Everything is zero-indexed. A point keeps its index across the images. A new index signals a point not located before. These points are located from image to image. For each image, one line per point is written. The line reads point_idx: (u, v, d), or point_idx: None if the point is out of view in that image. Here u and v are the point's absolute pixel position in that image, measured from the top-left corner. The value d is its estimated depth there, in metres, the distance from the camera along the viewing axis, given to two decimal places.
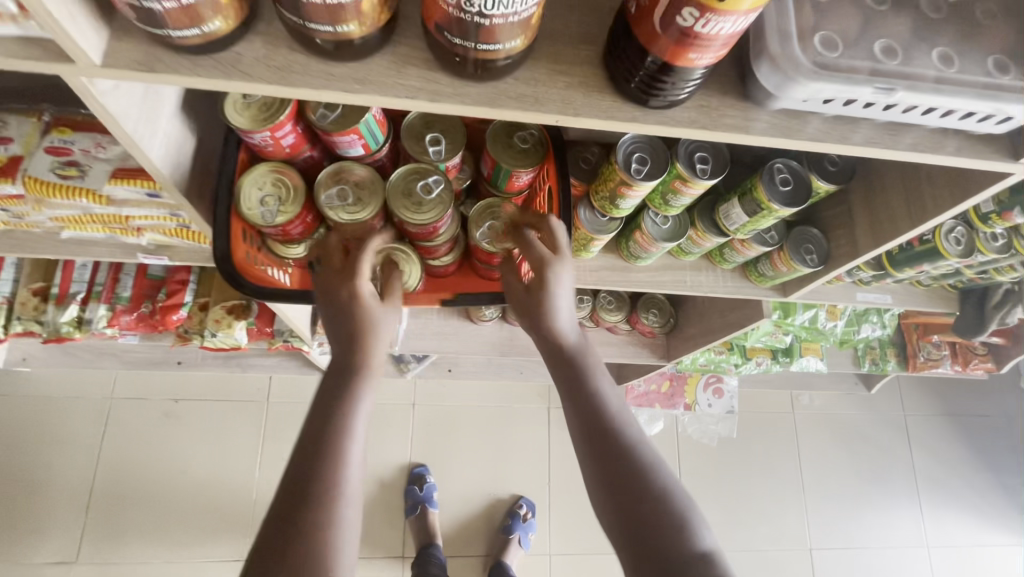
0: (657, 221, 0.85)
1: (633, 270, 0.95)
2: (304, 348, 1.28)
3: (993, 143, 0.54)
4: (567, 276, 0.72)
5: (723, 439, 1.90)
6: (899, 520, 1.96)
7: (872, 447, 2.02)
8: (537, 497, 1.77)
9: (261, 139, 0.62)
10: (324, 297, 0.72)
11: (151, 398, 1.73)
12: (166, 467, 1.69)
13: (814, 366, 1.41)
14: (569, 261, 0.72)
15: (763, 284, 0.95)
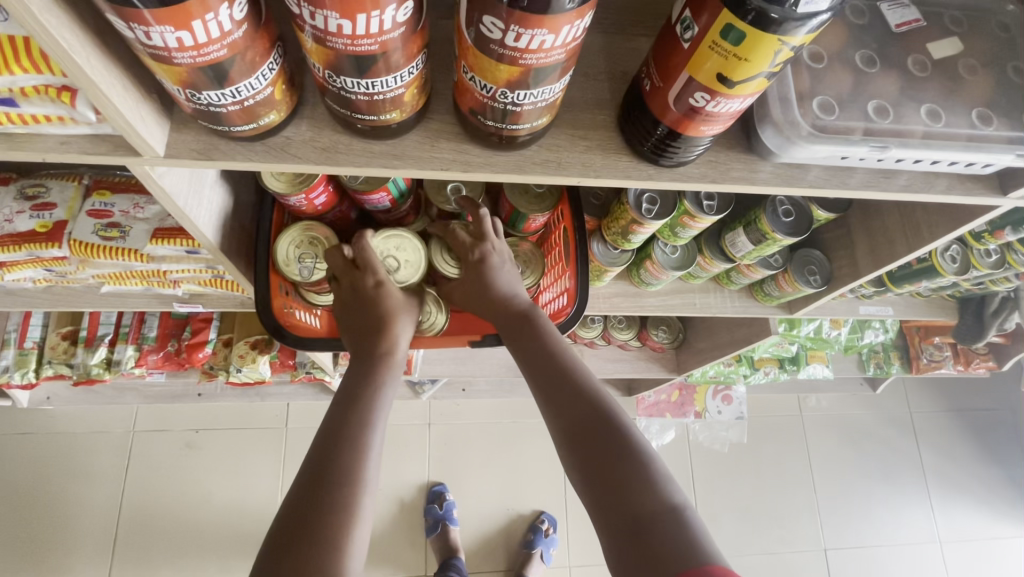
0: (666, 250, 0.89)
1: (644, 295, 0.98)
2: (325, 378, 1.31)
3: (981, 180, 0.59)
4: (497, 256, 0.74)
5: (734, 445, 1.93)
6: (910, 517, 2.00)
7: (880, 445, 2.05)
8: (556, 510, 1.81)
9: (297, 201, 0.67)
10: (343, 305, 0.74)
11: (173, 430, 1.77)
12: (190, 496, 1.72)
13: (820, 373, 1.44)
14: (495, 244, 0.74)
15: (768, 303, 0.99)
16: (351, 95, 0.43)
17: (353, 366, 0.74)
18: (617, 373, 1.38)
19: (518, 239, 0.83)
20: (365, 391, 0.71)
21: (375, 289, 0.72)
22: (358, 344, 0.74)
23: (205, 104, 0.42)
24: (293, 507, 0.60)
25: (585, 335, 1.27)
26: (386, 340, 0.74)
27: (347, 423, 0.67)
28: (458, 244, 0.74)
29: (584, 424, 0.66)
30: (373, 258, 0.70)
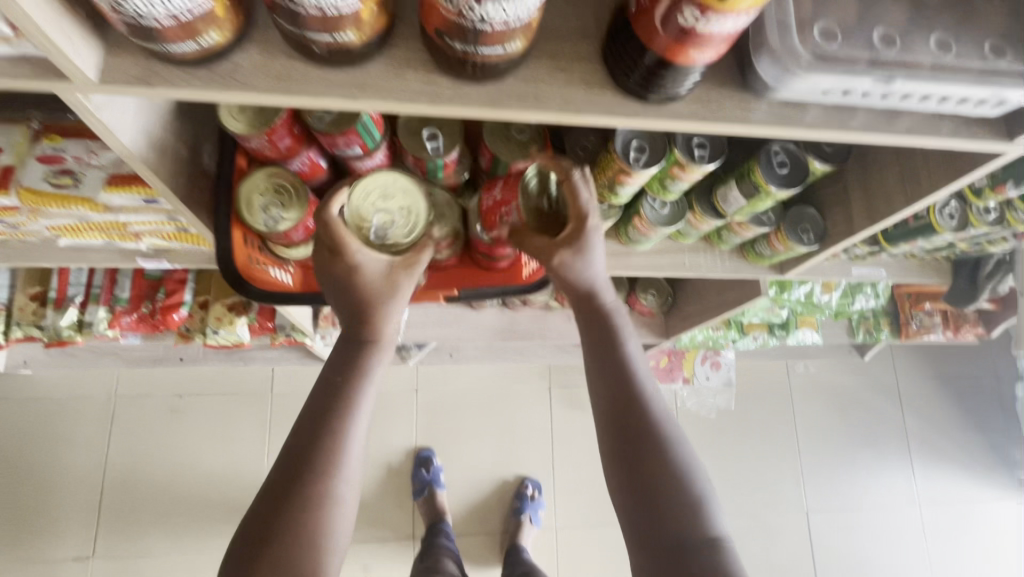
0: (655, 206, 0.85)
1: (632, 254, 0.95)
2: (306, 342, 1.26)
3: (988, 124, 0.55)
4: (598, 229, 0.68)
5: (722, 411, 1.94)
6: (892, 482, 2.03)
7: (865, 411, 2.07)
8: (543, 476, 1.82)
9: (259, 143, 0.63)
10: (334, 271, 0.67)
11: (156, 395, 1.74)
12: (175, 461, 1.71)
13: (809, 339, 1.43)
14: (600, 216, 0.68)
15: (760, 263, 0.97)
16: (301, 8, 0.38)
17: (344, 341, 0.69)
18: None
19: None
20: (359, 375, 0.66)
21: (353, 274, 0.66)
22: (349, 319, 0.68)
23: (133, 15, 0.37)
24: (277, 498, 0.60)
25: None
26: (383, 315, 0.68)
27: (338, 413, 0.64)
28: (574, 204, 0.65)
29: (613, 439, 0.66)
30: (345, 237, 0.64)
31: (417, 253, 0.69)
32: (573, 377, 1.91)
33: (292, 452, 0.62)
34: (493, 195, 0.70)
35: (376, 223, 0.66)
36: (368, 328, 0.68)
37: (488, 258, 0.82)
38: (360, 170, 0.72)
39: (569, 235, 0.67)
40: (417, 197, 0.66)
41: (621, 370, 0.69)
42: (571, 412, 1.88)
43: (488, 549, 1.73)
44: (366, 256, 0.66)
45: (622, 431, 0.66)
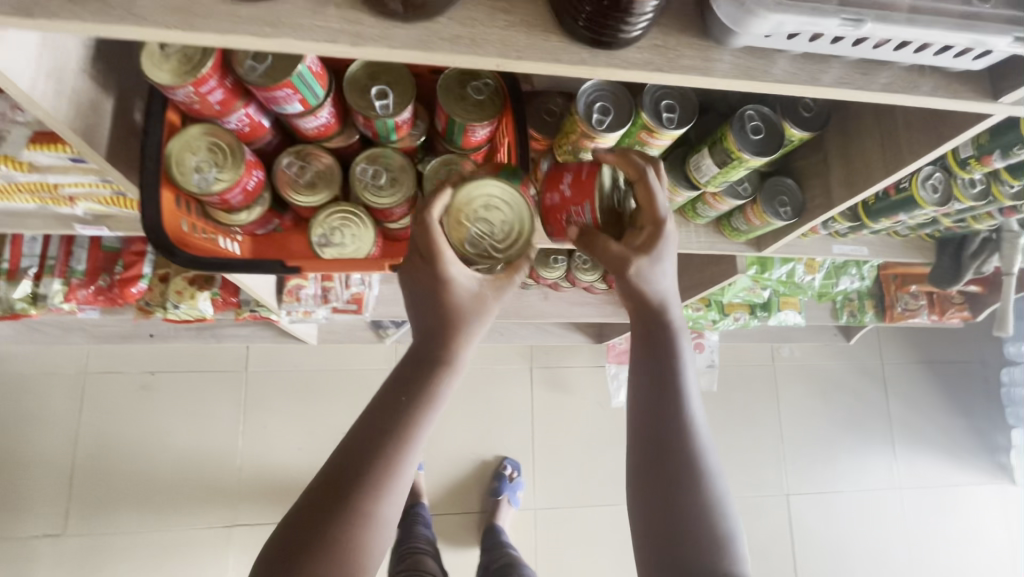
0: None
1: None
2: (272, 318, 1.21)
3: (971, 81, 0.51)
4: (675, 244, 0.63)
5: (705, 393, 1.91)
6: (873, 465, 2.03)
7: (849, 395, 2.06)
8: (522, 457, 1.80)
9: (186, 96, 0.57)
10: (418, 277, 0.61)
11: (127, 371, 1.70)
12: (147, 438, 1.68)
13: (792, 321, 1.39)
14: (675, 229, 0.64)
15: (736, 239, 0.93)
16: None
17: (411, 356, 0.61)
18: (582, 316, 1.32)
19: (460, 156, 0.74)
20: (426, 397, 0.58)
21: (443, 285, 0.60)
22: (426, 332, 0.61)
23: None
24: (309, 526, 0.53)
25: (546, 274, 1.20)
26: (455, 333, 0.61)
27: (395, 439, 0.56)
28: (648, 204, 0.62)
29: (674, 487, 0.59)
30: (440, 244, 0.58)
31: (510, 271, 0.62)
32: (554, 357, 1.88)
33: (333, 475, 0.55)
34: (561, 192, 0.63)
35: (473, 229, 0.61)
36: (440, 345, 0.60)
37: None
38: (305, 129, 0.67)
39: (643, 241, 0.62)
40: (519, 206, 0.62)
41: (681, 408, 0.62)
42: (552, 392, 1.85)
43: (467, 529, 1.72)
44: (459, 269, 0.60)
45: (677, 479, 0.59)
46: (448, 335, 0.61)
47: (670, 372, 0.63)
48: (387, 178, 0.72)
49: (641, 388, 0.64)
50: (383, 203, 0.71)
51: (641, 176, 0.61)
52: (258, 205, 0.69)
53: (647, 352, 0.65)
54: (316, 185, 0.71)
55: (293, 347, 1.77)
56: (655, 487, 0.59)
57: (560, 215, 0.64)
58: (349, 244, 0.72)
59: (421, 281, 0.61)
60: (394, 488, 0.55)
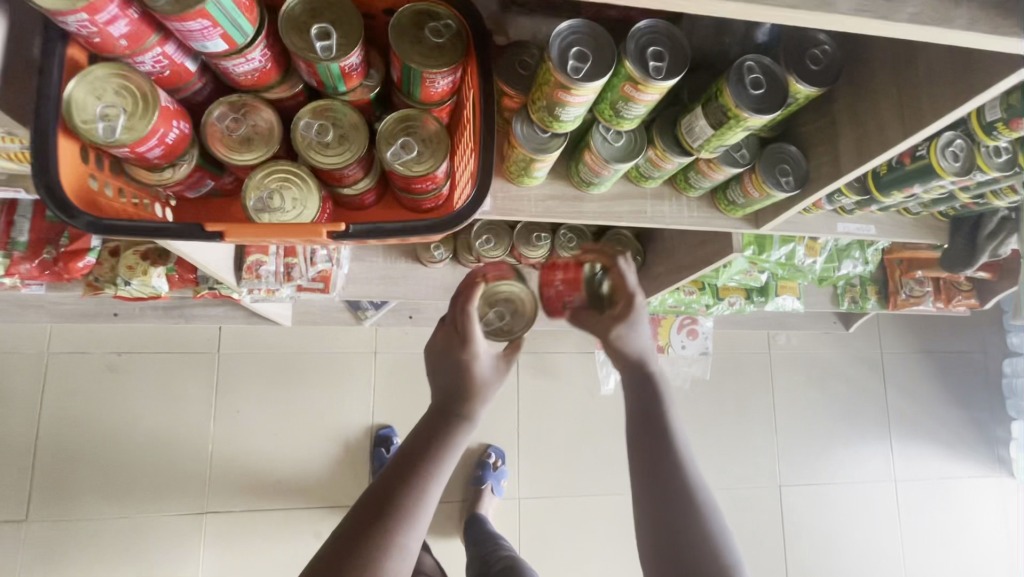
0: (608, 138, 0.71)
1: (585, 200, 0.81)
2: (234, 297, 1.12)
3: (1012, 13, 0.44)
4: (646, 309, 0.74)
5: (698, 380, 1.84)
6: (869, 457, 1.97)
7: (846, 384, 1.99)
8: (506, 444, 1.73)
9: (81, 27, 0.48)
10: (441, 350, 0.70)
11: (92, 351, 1.61)
12: (115, 421, 1.61)
13: (790, 307, 1.31)
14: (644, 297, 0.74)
15: (733, 214, 0.85)
16: None
17: (434, 412, 0.67)
18: None
19: (421, 112, 0.65)
20: (449, 446, 0.64)
21: (465, 358, 0.68)
22: (445, 391, 0.68)
23: None
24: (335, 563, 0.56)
25: (528, 254, 1.12)
26: (468, 389, 0.68)
27: (420, 484, 0.61)
28: (621, 286, 0.73)
29: (681, 524, 0.61)
30: (472, 329, 0.68)
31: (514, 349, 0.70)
32: (541, 342, 1.80)
33: (360, 517, 0.59)
34: (556, 286, 0.74)
35: (489, 316, 0.71)
36: (461, 400, 0.67)
37: (408, 195, 0.69)
38: (236, 75, 0.58)
39: (619, 311, 0.73)
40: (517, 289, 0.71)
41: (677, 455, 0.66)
42: (538, 378, 1.78)
43: (449, 518, 1.66)
44: (482, 347, 0.69)
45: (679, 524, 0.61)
46: (460, 391, 0.67)
47: (663, 417, 0.68)
48: (334, 135, 0.63)
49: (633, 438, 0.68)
50: (330, 164, 0.62)
51: (613, 264, 0.74)
52: (183, 163, 0.60)
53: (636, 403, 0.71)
54: (252, 142, 0.61)
55: (267, 328, 1.68)
56: (662, 530, 0.61)
57: (558, 304, 0.75)
58: (290, 209, 0.61)
59: (443, 356, 0.70)
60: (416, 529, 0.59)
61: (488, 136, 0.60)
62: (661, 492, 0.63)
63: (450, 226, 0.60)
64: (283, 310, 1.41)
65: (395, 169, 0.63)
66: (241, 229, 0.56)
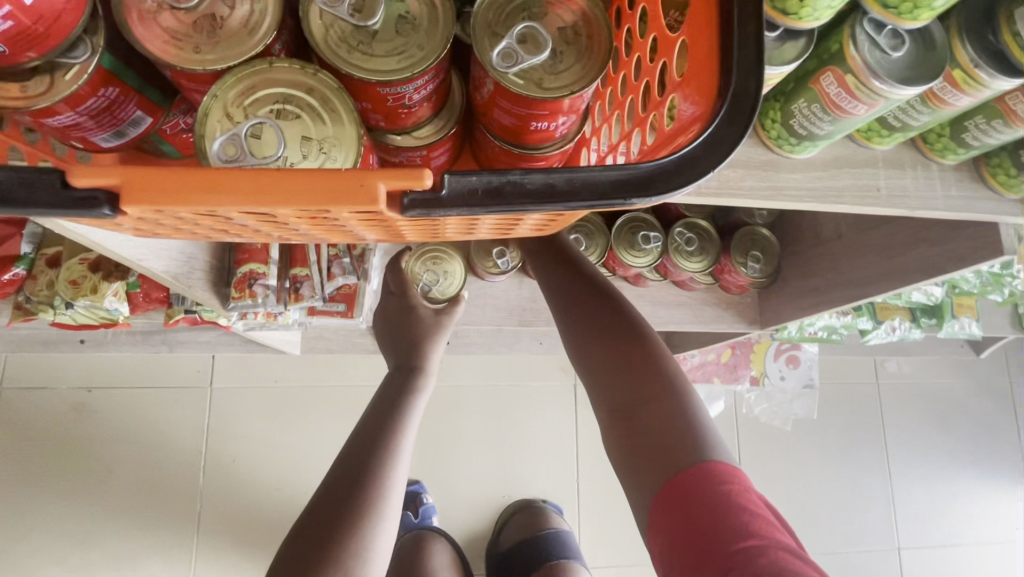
0: (880, 42, 0.38)
1: (786, 169, 0.49)
2: (222, 324, 0.80)
3: None
4: None
5: (799, 420, 1.49)
6: (1002, 510, 1.60)
7: (972, 421, 1.63)
8: (563, 498, 1.39)
9: None
10: (386, 314, 0.75)
11: (52, 387, 1.24)
12: (72, 478, 1.22)
13: (966, 333, 0.97)
14: None
15: (1011, 193, 0.52)
16: None
17: (391, 377, 0.70)
18: (672, 325, 0.91)
19: None
20: (403, 398, 0.67)
21: (409, 312, 0.74)
22: (398, 354, 0.72)
23: None
24: (317, 510, 0.55)
25: (631, 262, 0.79)
26: (415, 333, 0.73)
27: (375, 432, 0.62)
28: None
29: (583, 326, 0.58)
30: (407, 283, 0.75)
31: (454, 302, 0.76)
32: None
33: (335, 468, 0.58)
34: None
35: (423, 280, 0.77)
36: (415, 359, 0.71)
37: (514, 148, 0.37)
38: None
39: None
40: (453, 258, 0.78)
41: (569, 268, 0.61)
42: None
43: None
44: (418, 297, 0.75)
45: (583, 320, 0.58)
46: (413, 336, 0.73)
47: (546, 252, 0.63)
48: (386, 16, 0.31)
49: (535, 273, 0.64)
50: (377, 73, 0.31)
51: None
52: (71, 59, 0.28)
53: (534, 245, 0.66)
54: (219, 27, 0.30)
55: (272, 356, 1.32)
56: (575, 337, 0.58)
57: None
58: (301, 160, 0.29)
59: (389, 315, 0.75)
60: (387, 476, 0.58)
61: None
62: (560, 308, 0.60)
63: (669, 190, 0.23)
64: (289, 337, 1.09)
65: (506, 82, 0.31)
66: (160, 187, 0.21)
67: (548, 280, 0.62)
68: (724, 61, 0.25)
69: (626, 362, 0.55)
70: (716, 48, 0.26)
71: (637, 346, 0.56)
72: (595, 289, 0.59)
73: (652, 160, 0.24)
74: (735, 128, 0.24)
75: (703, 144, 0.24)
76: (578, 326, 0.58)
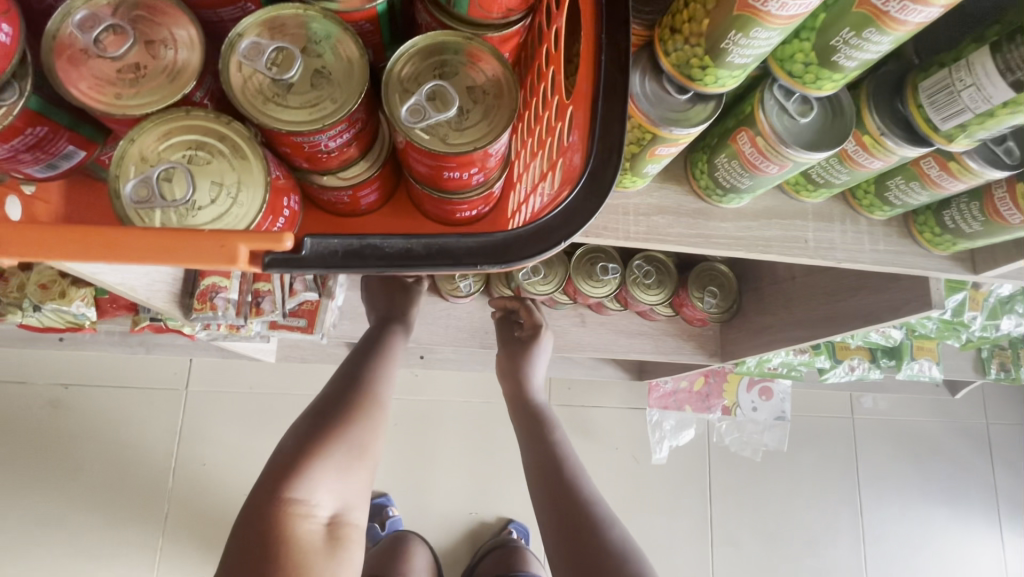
0: (784, 108, 0.41)
1: (714, 216, 0.50)
2: (185, 333, 0.82)
3: None
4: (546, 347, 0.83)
5: (770, 451, 1.50)
6: (976, 553, 1.59)
7: (946, 461, 1.63)
8: (530, 519, 1.38)
9: None
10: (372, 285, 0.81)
11: (31, 382, 1.26)
12: (40, 473, 1.23)
13: (927, 375, 0.98)
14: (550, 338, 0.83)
15: (938, 250, 0.53)
16: None
17: (375, 327, 0.74)
18: (631, 354, 0.92)
19: (465, 44, 0.35)
20: (393, 349, 0.70)
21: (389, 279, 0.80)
22: (390, 311, 0.77)
23: None
24: (302, 429, 0.58)
25: (590, 292, 0.81)
26: (399, 297, 0.78)
27: (369, 369, 0.66)
28: (530, 319, 0.84)
29: (563, 493, 0.67)
30: None
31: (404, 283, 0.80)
32: (579, 394, 1.41)
33: (327, 400, 0.61)
34: None
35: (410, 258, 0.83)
36: (398, 315, 0.76)
37: (435, 196, 0.40)
38: None
39: (527, 334, 0.84)
40: None
41: (560, 462, 0.71)
42: None
43: None
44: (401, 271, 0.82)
45: (568, 518, 0.65)
46: (398, 298, 0.78)
47: (546, 445, 0.74)
48: (304, 70, 0.33)
49: (523, 443, 0.76)
50: (288, 123, 0.33)
51: None
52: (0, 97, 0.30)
53: (521, 409, 0.80)
54: (142, 76, 0.32)
55: (249, 361, 1.33)
56: (568, 514, 0.65)
57: None
58: (208, 204, 0.32)
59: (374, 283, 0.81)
60: (377, 415, 0.62)
61: (609, 64, 0.30)
62: (553, 497, 0.68)
63: (522, 256, 0.27)
64: (263, 348, 1.10)
65: (412, 136, 0.33)
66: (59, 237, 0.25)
67: (541, 470, 0.71)
68: (589, 147, 0.29)
69: (603, 552, 0.62)
70: (588, 126, 0.30)
71: (615, 540, 0.63)
72: (583, 491, 0.68)
73: (510, 230, 0.28)
74: (592, 202, 0.28)
75: (560, 215, 0.28)
76: (560, 513, 0.66)
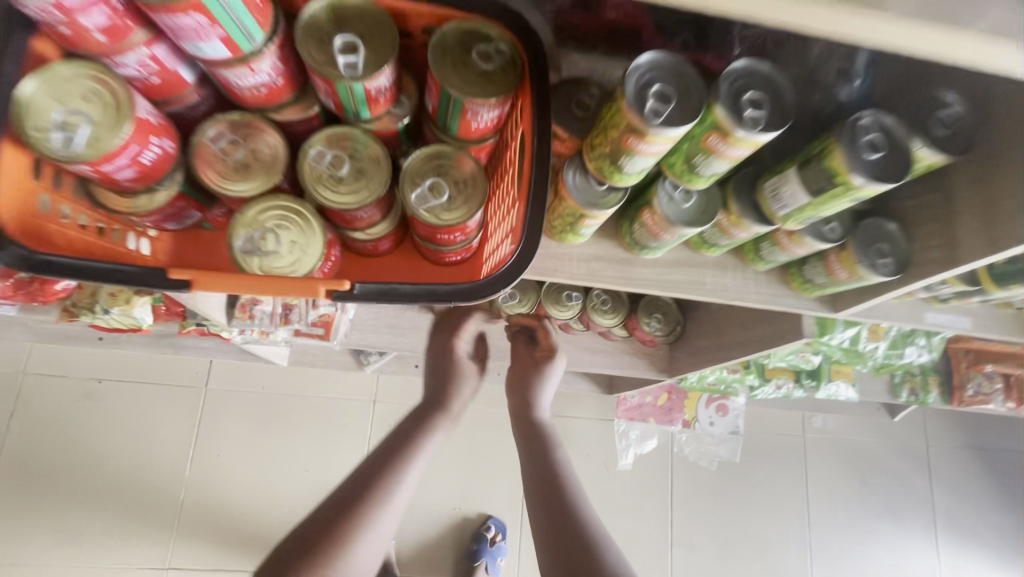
0: (676, 196, 0.60)
1: (636, 263, 0.69)
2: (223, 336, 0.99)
3: None
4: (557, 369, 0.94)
5: (724, 462, 1.67)
6: (913, 563, 1.75)
7: (888, 478, 1.80)
8: (508, 516, 1.54)
9: (41, 9, 0.37)
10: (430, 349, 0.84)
11: (70, 376, 1.42)
12: (76, 456, 1.39)
13: (843, 395, 1.16)
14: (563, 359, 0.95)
15: (806, 294, 0.72)
16: None
17: (413, 413, 0.76)
18: (593, 367, 1.10)
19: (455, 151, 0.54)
20: (416, 440, 0.70)
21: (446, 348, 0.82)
22: (432, 394, 0.78)
23: None
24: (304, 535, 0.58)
25: (557, 315, 0.99)
26: (449, 378, 0.80)
27: (381, 464, 0.66)
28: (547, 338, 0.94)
29: (568, 566, 0.63)
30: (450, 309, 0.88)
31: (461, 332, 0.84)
32: (555, 405, 1.58)
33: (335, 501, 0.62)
34: None
35: None
36: (437, 401, 0.77)
37: (431, 247, 0.58)
38: (240, 93, 0.48)
39: (543, 353, 0.94)
40: None
41: (574, 531, 0.67)
42: None
43: None
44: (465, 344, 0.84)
45: None
46: (447, 382, 0.79)
47: (560, 509, 0.70)
48: (349, 168, 0.52)
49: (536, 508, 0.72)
50: (341, 203, 0.52)
51: None
52: (163, 186, 0.49)
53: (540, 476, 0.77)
54: (248, 170, 0.50)
55: (262, 364, 1.50)
56: None
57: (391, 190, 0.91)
58: (286, 254, 0.50)
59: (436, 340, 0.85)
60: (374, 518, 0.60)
61: (537, 181, 0.48)
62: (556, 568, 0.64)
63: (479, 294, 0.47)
64: (279, 353, 1.27)
65: (418, 214, 0.52)
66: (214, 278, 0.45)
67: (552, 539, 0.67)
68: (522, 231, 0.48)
69: None
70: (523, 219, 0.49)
71: None
72: (596, 561, 0.63)
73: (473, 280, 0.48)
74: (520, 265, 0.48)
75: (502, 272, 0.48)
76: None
